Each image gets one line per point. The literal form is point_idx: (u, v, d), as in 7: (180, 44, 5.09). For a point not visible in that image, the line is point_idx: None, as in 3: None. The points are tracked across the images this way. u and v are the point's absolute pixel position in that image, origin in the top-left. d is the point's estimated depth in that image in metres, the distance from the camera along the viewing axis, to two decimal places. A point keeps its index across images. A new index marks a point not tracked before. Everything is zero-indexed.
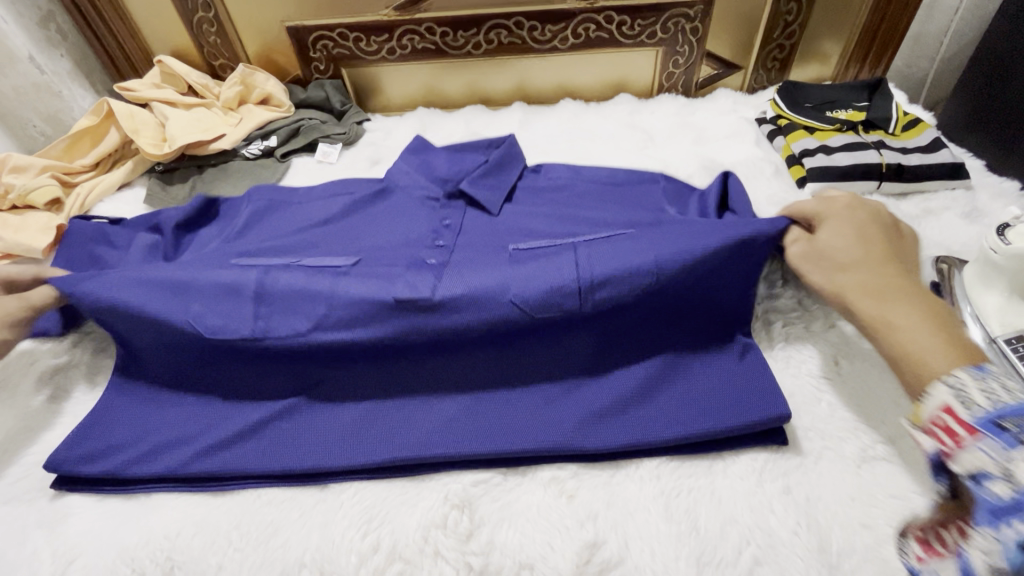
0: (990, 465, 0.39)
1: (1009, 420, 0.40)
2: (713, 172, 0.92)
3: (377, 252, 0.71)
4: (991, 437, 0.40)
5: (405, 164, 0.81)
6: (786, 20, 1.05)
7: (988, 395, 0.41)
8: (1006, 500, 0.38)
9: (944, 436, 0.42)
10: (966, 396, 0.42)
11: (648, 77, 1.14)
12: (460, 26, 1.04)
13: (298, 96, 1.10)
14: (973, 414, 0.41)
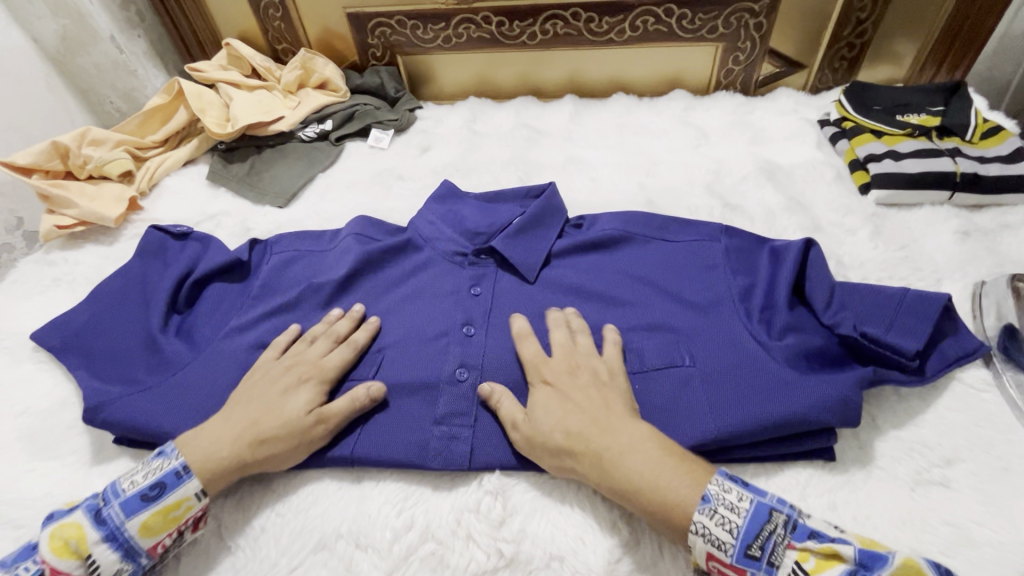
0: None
1: (755, 548, 0.46)
2: (769, 174, 0.89)
3: (413, 305, 0.71)
4: (756, 575, 0.45)
5: (431, 213, 0.81)
6: (858, 17, 1.00)
7: (730, 532, 0.46)
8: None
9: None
10: (714, 542, 0.47)
11: (705, 73, 1.10)
12: (517, 16, 1.04)
13: (354, 81, 1.12)
14: (730, 556, 0.46)
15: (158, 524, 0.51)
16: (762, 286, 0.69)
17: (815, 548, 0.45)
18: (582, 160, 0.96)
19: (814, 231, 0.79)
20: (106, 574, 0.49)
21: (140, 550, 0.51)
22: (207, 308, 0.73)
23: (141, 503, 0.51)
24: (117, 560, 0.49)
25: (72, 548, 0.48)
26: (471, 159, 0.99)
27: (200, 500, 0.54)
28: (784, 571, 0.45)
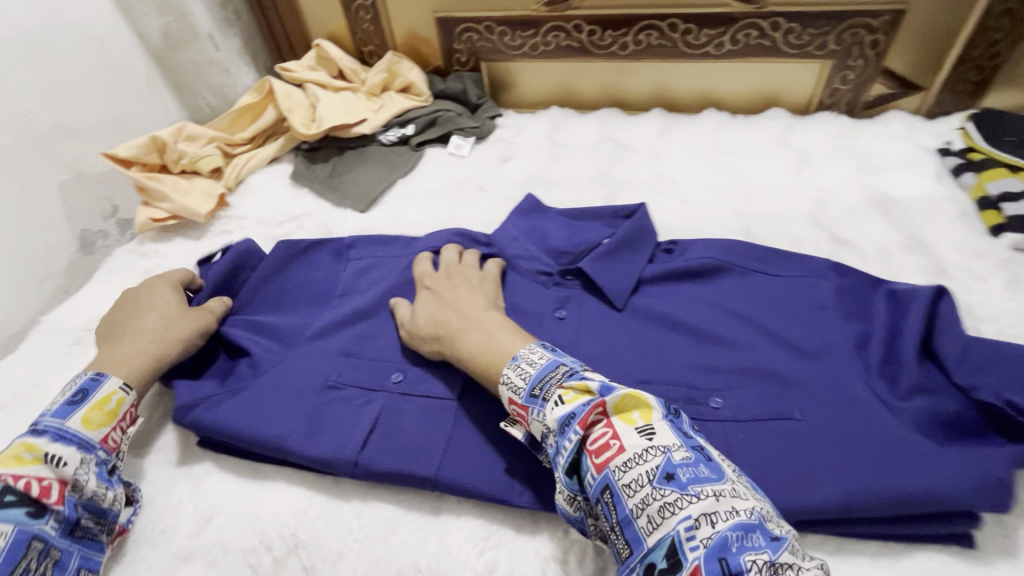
0: (542, 427, 0.51)
1: (536, 389, 0.52)
2: (882, 207, 0.81)
3: None
4: (534, 408, 0.51)
5: (516, 228, 0.79)
6: (994, 37, 0.91)
7: (523, 379, 0.53)
8: (553, 447, 0.50)
9: (598, 438, 0.48)
10: (512, 385, 0.53)
11: (807, 91, 1.03)
12: (609, 25, 1.00)
13: (437, 86, 1.11)
14: (522, 395, 0.53)
15: (98, 417, 0.58)
16: (880, 336, 0.62)
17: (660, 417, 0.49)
18: (671, 180, 0.92)
19: (937, 275, 0.72)
20: (73, 465, 0.54)
21: (92, 442, 0.57)
22: (290, 310, 0.72)
23: (71, 407, 0.57)
24: (74, 452, 0.55)
25: (32, 453, 0.54)
26: (553, 172, 0.96)
27: (127, 394, 0.60)
28: (550, 404, 0.50)
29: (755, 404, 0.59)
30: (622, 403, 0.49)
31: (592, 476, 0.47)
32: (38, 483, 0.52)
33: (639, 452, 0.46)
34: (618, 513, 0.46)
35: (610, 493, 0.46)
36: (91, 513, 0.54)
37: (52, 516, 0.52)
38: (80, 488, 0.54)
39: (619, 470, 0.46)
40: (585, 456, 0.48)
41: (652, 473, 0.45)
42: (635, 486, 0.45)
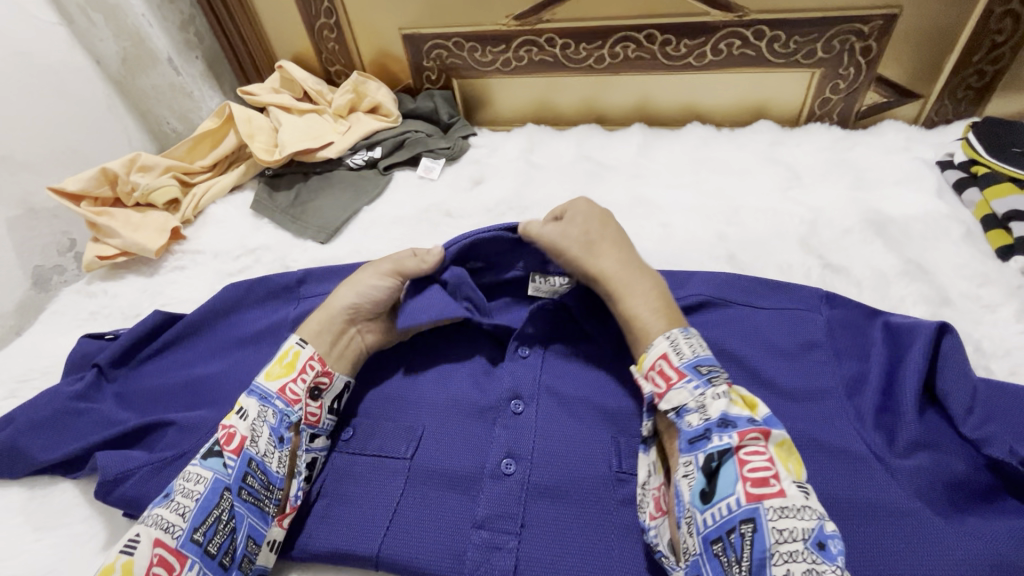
0: (692, 402, 0.49)
1: (703, 368, 0.51)
2: (879, 228, 0.75)
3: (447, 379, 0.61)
4: (691, 380, 0.50)
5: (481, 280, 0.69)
6: (994, 41, 0.84)
7: (691, 350, 0.52)
8: (697, 429, 0.48)
9: (660, 378, 0.52)
10: (677, 346, 0.52)
11: (797, 102, 0.97)
12: (584, 39, 0.95)
13: (407, 106, 1.06)
14: (680, 360, 0.51)
15: (277, 369, 0.57)
16: (878, 382, 0.55)
17: (744, 394, 0.50)
18: (652, 201, 0.86)
19: (941, 305, 0.65)
20: (252, 416, 0.54)
21: (272, 394, 0.56)
22: (236, 366, 0.68)
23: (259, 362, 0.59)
24: (257, 403, 0.55)
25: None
26: (527, 196, 0.91)
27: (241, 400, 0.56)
28: (715, 391, 0.49)
29: None
30: (783, 446, 0.46)
31: (738, 500, 0.44)
32: (226, 430, 0.53)
33: (800, 506, 0.43)
34: (754, 550, 0.42)
35: (753, 528, 0.43)
36: (261, 480, 0.52)
37: (234, 466, 0.51)
38: (258, 441, 0.53)
39: (774, 508, 0.43)
40: (735, 476, 0.45)
41: (808, 531, 0.42)
42: (786, 535, 0.42)
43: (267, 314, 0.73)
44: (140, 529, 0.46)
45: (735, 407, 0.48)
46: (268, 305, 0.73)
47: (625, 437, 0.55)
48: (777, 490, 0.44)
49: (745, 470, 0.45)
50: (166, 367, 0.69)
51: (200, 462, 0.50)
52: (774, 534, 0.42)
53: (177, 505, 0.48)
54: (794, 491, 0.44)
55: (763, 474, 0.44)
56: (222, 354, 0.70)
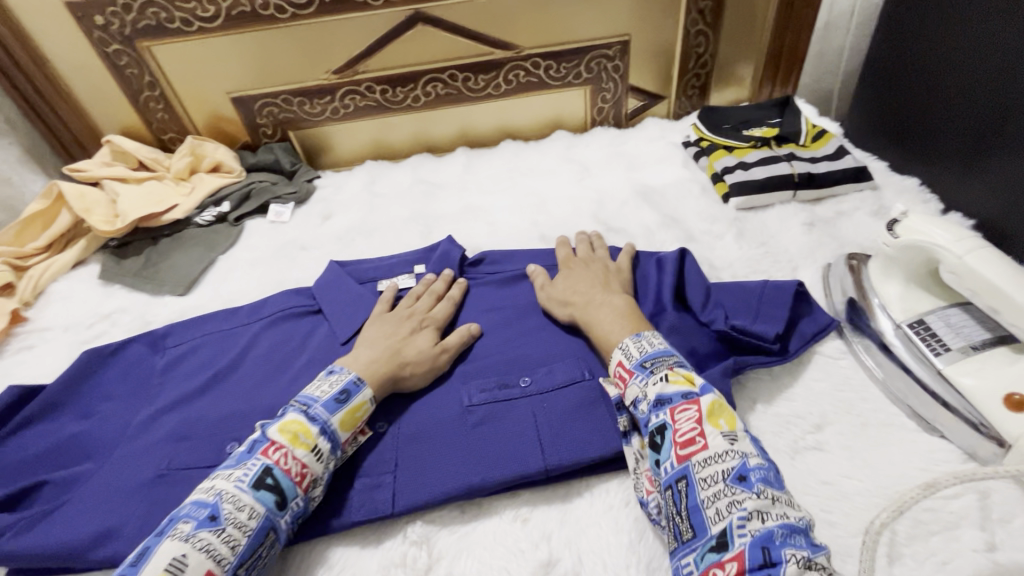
0: (639, 394, 0.56)
1: (648, 362, 0.58)
2: (645, 197, 0.98)
3: None
4: (638, 375, 0.57)
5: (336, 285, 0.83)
6: (698, 52, 1.15)
7: (639, 350, 0.60)
8: (646, 414, 0.55)
9: (619, 380, 0.59)
10: (627, 351, 0.60)
11: (581, 113, 1.21)
12: (397, 83, 1.11)
13: (248, 160, 1.14)
14: (632, 360, 0.59)
15: (351, 421, 0.60)
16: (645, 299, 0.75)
17: (683, 371, 0.56)
18: (478, 207, 1.03)
19: (689, 242, 0.88)
20: (324, 462, 0.57)
21: (339, 443, 0.58)
22: (107, 419, 0.71)
23: (336, 404, 0.59)
24: (329, 451, 0.57)
25: (303, 437, 0.56)
26: (374, 220, 1.03)
27: (313, 424, 0.57)
28: (655, 377, 0.56)
29: (569, 388, 0.65)
30: (715, 407, 0.53)
31: (671, 462, 0.51)
32: (299, 465, 0.54)
33: (722, 452, 0.50)
34: (688, 500, 0.49)
35: (686, 483, 0.50)
36: (299, 519, 0.55)
37: (290, 510, 0.53)
38: (317, 486, 0.56)
39: (699, 460, 0.50)
40: (670, 441, 0.52)
41: (726, 471, 0.49)
42: (710, 480, 0.49)
43: (134, 366, 0.77)
44: (189, 550, 0.47)
45: (673, 382, 0.55)
46: (135, 359, 0.77)
47: (474, 381, 0.68)
48: (701, 445, 0.51)
49: (676, 436, 0.52)
50: (30, 438, 0.70)
51: (255, 494, 0.52)
52: (701, 482, 0.49)
53: (229, 536, 0.49)
54: (716, 441, 0.51)
55: (689, 436, 0.52)
56: (91, 410, 0.73)
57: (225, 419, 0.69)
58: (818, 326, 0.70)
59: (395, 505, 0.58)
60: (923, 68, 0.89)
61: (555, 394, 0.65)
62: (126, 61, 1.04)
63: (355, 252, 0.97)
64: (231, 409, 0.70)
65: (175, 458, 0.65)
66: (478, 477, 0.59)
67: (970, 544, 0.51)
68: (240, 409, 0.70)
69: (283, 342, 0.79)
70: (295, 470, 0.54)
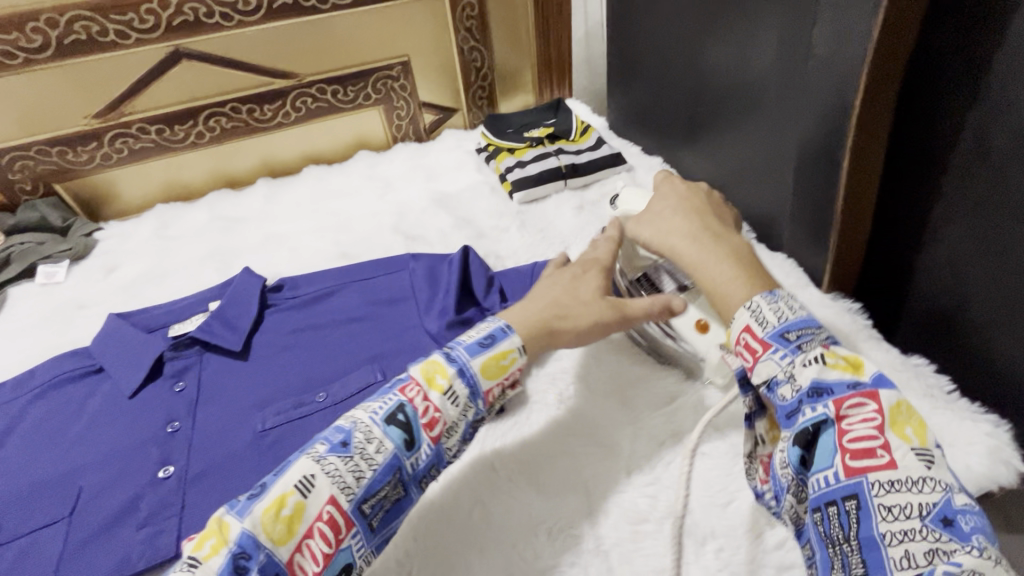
0: (780, 374, 0.45)
1: (793, 333, 0.45)
2: (440, 203, 1.05)
3: (102, 442, 0.69)
4: (778, 349, 0.45)
5: (115, 337, 0.79)
6: (476, 66, 1.25)
7: (777, 314, 0.46)
8: (790, 402, 0.44)
9: (744, 350, 0.47)
10: (760, 315, 0.47)
11: (381, 132, 1.26)
12: (174, 121, 1.07)
13: (5, 222, 1.02)
14: (765, 330, 0.46)
15: (494, 367, 0.57)
16: (432, 294, 0.82)
17: (844, 355, 0.44)
18: (281, 235, 1.02)
19: (479, 238, 0.97)
20: (458, 409, 0.54)
21: (480, 391, 0.56)
22: None
23: (479, 349, 0.57)
24: (466, 398, 0.54)
25: (439, 379, 0.54)
26: (165, 265, 0.98)
27: (450, 366, 0.55)
28: (805, 358, 0.44)
29: (360, 395, 0.71)
30: (899, 410, 0.41)
31: (836, 473, 0.39)
32: (429, 406, 0.52)
33: (916, 478, 0.37)
34: (860, 529, 0.38)
35: (858, 504, 0.38)
36: (432, 468, 0.53)
37: (425, 449, 0.52)
38: (451, 434, 0.53)
39: (880, 482, 0.38)
40: (834, 446, 0.40)
41: (926, 506, 0.37)
42: (894, 512, 0.37)
43: None
44: (317, 472, 0.47)
45: (832, 367, 0.43)
46: None
47: (269, 407, 0.71)
48: (885, 463, 0.39)
49: (844, 442, 0.40)
50: None
51: (386, 429, 0.51)
52: (882, 512, 0.38)
53: (357, 466, 0.48)
54: (910, 461, 0.38)
55: (866, 445, 0.39)
56: None
57: None
58: None
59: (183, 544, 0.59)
60: (651, 63, 1.05)
61: (345, 404, 0.70)
62: None
63: (144, 301, 0.91)
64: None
65: None
66: None
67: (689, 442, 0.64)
68: (3, 492, 0.65)
69: (55, 408, 0.73)
70: (424, 411, 0.52)
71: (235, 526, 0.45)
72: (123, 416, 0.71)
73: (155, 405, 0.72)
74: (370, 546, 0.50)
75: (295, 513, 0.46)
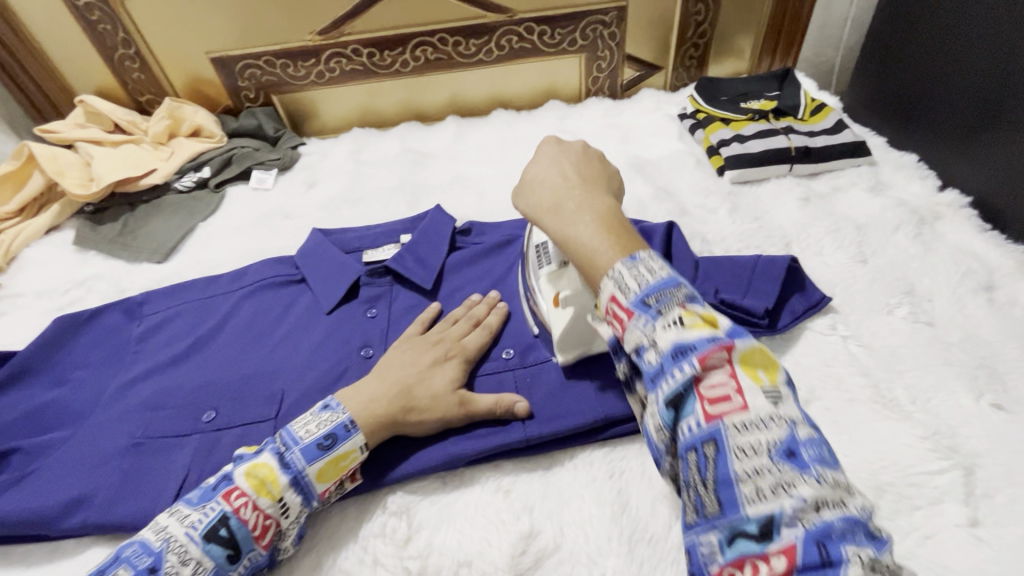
0: (643, 339, 0.43)
1: (651, 297, 0.44)
2: (638, 169, 0.96)
3: (304, 351, 0.70)
4: (641, 317, 0.44)
5: (316, 251, 0.80)
6: (697, 20, 1.10)
7: (636, 280, 0.45)
8: (654, 367, 0.42)
9: (614, 320, 0.46)
10: (623, 290, 0.46)
11: (575, 83, 1.17)
12: (386, 46, 1.07)
13: (229, 125, 1.10)
14: (630, 300, 0.45)
15: (332, 471, 0.53)
16: None
17: (700, 310, 0.43)
18: (468, 177, 1.00)
19: (682, 215, 0.86)
20: (292, 514, 0.52)
21: (314, 494, 0.53)
22: (78, 385, 0.69)
23: (318, 451, 0.53)
24: (299, 502, 0.52)
25: (270, 486, 0.51)
26: (359, 189, 1.00)
27: (283, 471, 0.52)
28: (666, 321, 0.43)
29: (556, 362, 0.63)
30: (750, 352, 0.41)
31: (696, 421, 0.39)
32: (262, 519, 0.49)
33: (765, 417, 0.38)
34: (718, 471, 0.38)
35: (714, 449, 0.38)
36: (255, 570, 0.51)
37: (243, 563, 0.49)
38: (284, 535, 0.52)
39: (735, 424, 0.38)
40: (695, 398, 0.40)
41: (772, 444, 0.37)
42: (748, 451, 0.37)
43: (107, 336, 0.74)
44: None
45: (689, 327, 0.42)
46: (112, 328, 0.75)
47: None
48: (740, 406, 0.39)
49: (702, 390, 0.40)
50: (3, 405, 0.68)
51: (205, 546, 0.47)
52: (736, 452, 0.38)
53: None
54: (759, 401, 0.39)
55: (723, 392, 0.39)
56: (65, 378, 0.71)
57: (204, 387, 0.67)
58: (813, 304, 0.68)
59: (377, 474, 0.57)
60: (931, 39, 0.86)
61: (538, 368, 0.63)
62: (98, 16, 0.99)
63: (340, 221, 0.94)
64: (211, 378, 0.68)
65: (151, 429, 0.63)
66: (456, 447, 0.58)
67: (954, 519, 0.51)
68: (219, 378, 0.68)
69: (265, 308, 0.76)
70: (255, 525, 0.49)
71: None
72: (322, 329, 0.73)
73: (350, 326, 0.73)
74: None
75: None
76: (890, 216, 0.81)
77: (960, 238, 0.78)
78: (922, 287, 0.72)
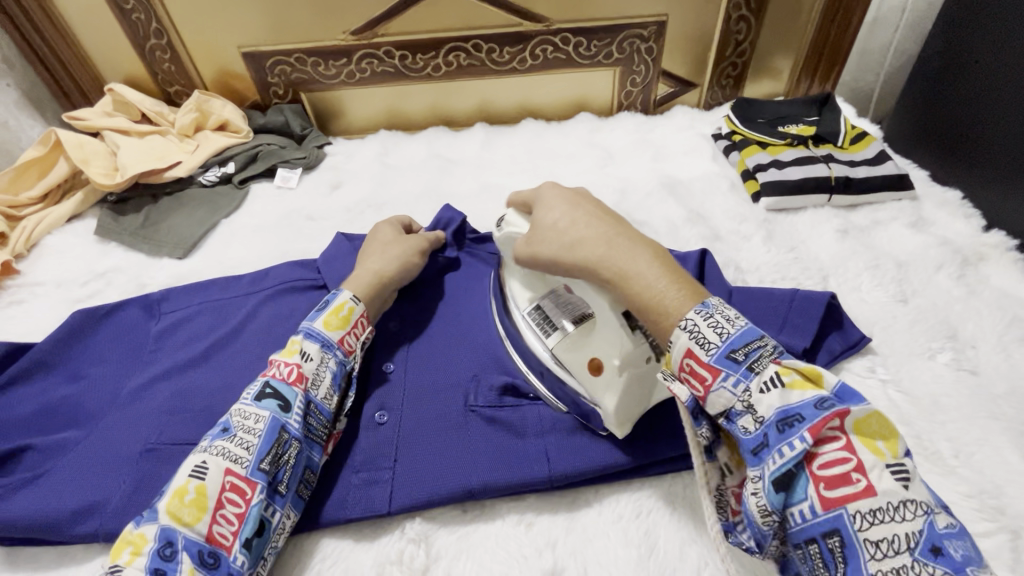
0: (742, 405, 0.40)
1: (739, 352, 0.41)
2: (670, 189, 0.93)
3: None
4: (729, 376, 0.41)
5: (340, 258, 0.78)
6: (737, 39, 1.08)
7: (720, 334, 0.41)
8: (756, 437, 0.40)
9: (693, 379, 0.42)
10: (699, 336, 0.42)
11: (607, 95, 1.15)
12: (419, 49, 1.05)
13: (257, 121, 1.09)
14: (709, 355, 0.41)
15: (335, 320, 0.61)
16: None
17: (800, 368, 0.41)
18: (496, 187, 0.98)
19: (715, 240, 0.84)
20: (316, 361, 0.58)
21: (333, 343, 0.60)
22: (95, 383, 0.68)
23: (317, 312, 0.61)
24: (319, 350, 0.58)
25: (292, 346, 0.58)
26: (384, 193, 0.98)
27: (297, 335, 0.60)
28: (762, 382, 0.40)
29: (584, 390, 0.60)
30: (867, 421, 0.39)
31: (812, 507, 0.38)
32: (292, 369, 0.56)
33: (895, 502, 0.36)
34: (848, 568, 0.36)
35: (840, 542, 0.37)
36: (312, 419, 0.55)
37: (296, 411, 0.54)
38: (319, 384, 0.57)
39: (861, 512, 0.36)
40: (808, 478, 0.38)
41: (913, 538, 0.35)
42: (885, 547, 0.36)
43: (126, 331, 0.73)
44: (207, 457, 0.49)
45: (790, 390, 0.40)
46: (130, 324, 0.74)
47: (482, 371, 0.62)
48: (863, 489, 0.37)
49: (816, 468, 0.38)
50: (18, 399, 0.67)
51: (258, 403, 0.53)
52: (869, 547, 0.36)
53: (242, 439, 0.51)
54: (887, 483, 0.37)
55: (840, 471, 0.37)
56: (80, 375, 0.69)
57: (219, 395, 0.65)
58: (852, 345, 0.66)
59: (397, 500, 0.56)
60: (985, 75, 0.83)
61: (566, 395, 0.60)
62: (132, 6, 0.98)
63: (364, 225, 0.93)
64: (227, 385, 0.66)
65: (163, 437, 0.61)
66: (480, 478, 0.56)
67: None
68: (235, 385, 0.66)
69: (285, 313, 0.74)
70: (288, 373, 0.55)
71: (151, 534, 0.45)
72: None
73: None
74: (289, 504, 0.52)
75: (198, 496, 0.47)
76: (933, 255, 0.79)
77: (1006, 282, 0.76)
78: (966, 332, 0.69)
